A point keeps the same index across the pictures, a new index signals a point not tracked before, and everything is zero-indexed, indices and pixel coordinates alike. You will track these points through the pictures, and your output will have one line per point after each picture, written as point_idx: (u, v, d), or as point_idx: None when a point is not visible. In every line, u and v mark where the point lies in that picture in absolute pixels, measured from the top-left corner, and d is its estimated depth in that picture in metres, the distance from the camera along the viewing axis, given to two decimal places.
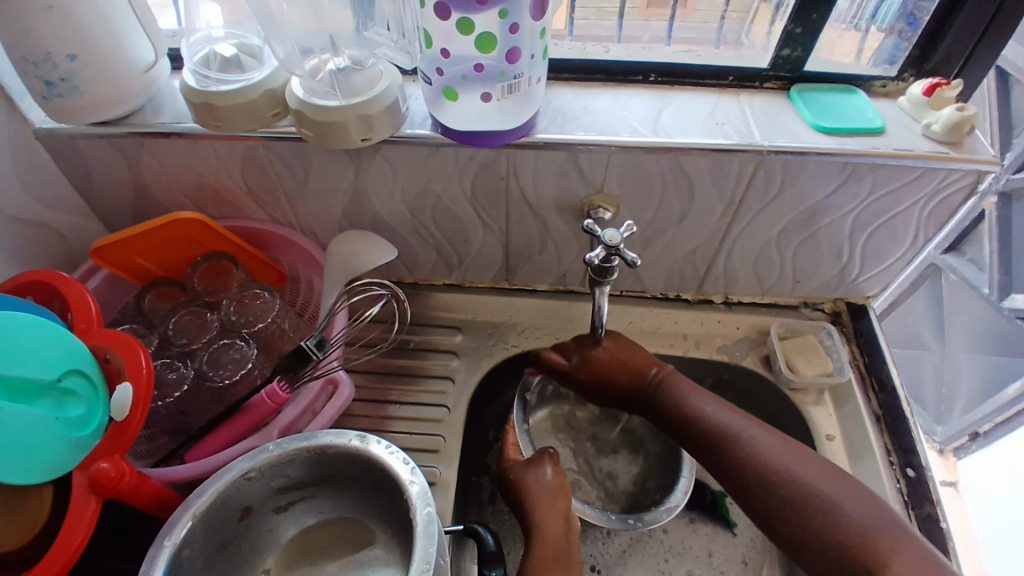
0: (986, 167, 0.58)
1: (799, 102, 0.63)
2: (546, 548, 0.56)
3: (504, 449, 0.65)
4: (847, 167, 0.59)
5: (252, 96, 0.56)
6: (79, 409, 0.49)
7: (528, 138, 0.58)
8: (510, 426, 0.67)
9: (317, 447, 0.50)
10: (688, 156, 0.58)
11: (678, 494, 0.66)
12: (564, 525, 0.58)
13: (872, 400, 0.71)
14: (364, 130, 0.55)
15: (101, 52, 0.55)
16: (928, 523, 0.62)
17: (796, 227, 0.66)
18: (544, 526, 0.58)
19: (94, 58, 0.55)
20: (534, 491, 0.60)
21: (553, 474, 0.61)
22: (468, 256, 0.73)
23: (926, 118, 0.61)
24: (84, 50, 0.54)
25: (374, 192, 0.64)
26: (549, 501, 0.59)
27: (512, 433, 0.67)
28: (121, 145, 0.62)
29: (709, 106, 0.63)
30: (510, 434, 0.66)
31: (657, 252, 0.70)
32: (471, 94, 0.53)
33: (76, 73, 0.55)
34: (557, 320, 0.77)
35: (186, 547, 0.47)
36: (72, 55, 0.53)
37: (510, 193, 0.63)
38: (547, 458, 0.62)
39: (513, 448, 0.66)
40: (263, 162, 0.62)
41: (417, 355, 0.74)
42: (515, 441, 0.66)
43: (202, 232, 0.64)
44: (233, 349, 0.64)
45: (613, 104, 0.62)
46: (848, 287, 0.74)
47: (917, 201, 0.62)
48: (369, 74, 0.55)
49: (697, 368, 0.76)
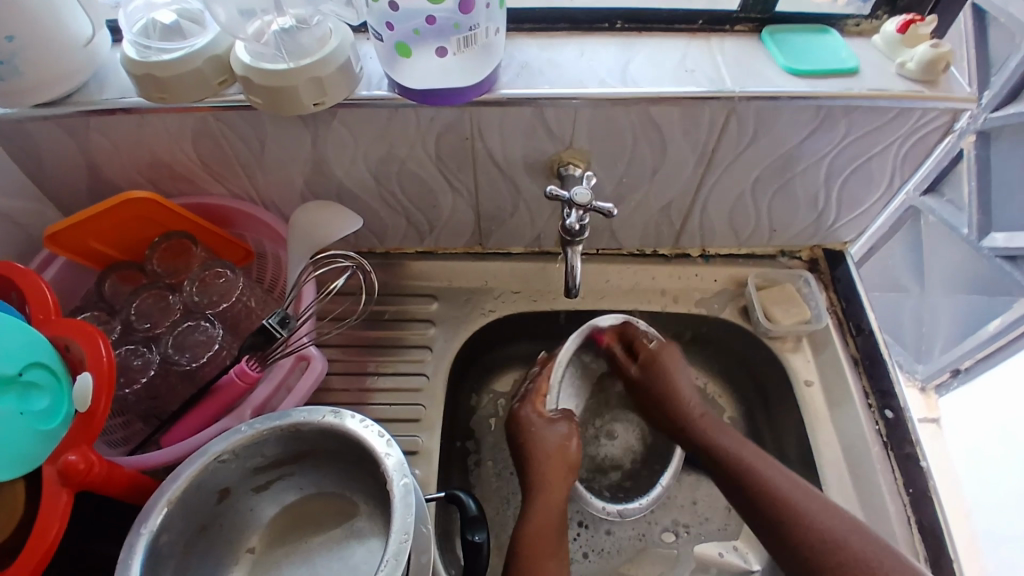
0: (961, 105, 0.57)
1: (772, 45, 0.60)
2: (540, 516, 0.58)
3: (533, 395, 0.65)
4: (820, 111, 0.57)
5: (196, 63, 0.52)
6: (44, 402, 0.47)
7: (491, 95, 0.55)
8: (547, 373, 0.67)
9: (291, 425, 0.49)
10: (659, 106, 0.56)
11: (659, 489, 0.66)
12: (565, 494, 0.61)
13: (850, 345, 0.71)
14: (316, 94, 0.52)
15: (40, 27, 0.51)
16: (907, 463, 0.64)
17: (771, 175, 0.64)
18: (549, 494, 0.60)
19: (34, 38, 0.51)
20: (542, 447, 0.63)
21: (566, 432, 0.64)
22: (439, 222, 0.71)
23: (900, 56, 0.59)
24: (21, 28, 0.50)
25: (335, 158, 0.61)
26: (552, 461, 0.62)
27: (542, 381, 0.66)
28: (68, 125, 0.58)
29: (678, 53, 0.60)
30: (545, 382, 0.66)
31: (631, 209, 0.69)
32: (425, 49, 0.51)
33: (17, 54, 0.51)
34: (534, 282, 0.75)
35: (165, 531, 0.46)
36: (9, 35, 0.49)
37: (476, 153, 0.61)
38: (565, 419, 0.65)
39: (542, 399, 0.65)
40: (215, 133, 0.59)
41: (392, 325, 0.72)
42: (545, 390, 0.66)
43: (157, 212, 0.61)
44: (199, 331, 0.62)
45: (579, 55, 0.60)
46: (826, 234, 0.74)
47: (893, 142, 0.61)
48: (315, 32, 0.52)
49: (676, 323, 0.76)
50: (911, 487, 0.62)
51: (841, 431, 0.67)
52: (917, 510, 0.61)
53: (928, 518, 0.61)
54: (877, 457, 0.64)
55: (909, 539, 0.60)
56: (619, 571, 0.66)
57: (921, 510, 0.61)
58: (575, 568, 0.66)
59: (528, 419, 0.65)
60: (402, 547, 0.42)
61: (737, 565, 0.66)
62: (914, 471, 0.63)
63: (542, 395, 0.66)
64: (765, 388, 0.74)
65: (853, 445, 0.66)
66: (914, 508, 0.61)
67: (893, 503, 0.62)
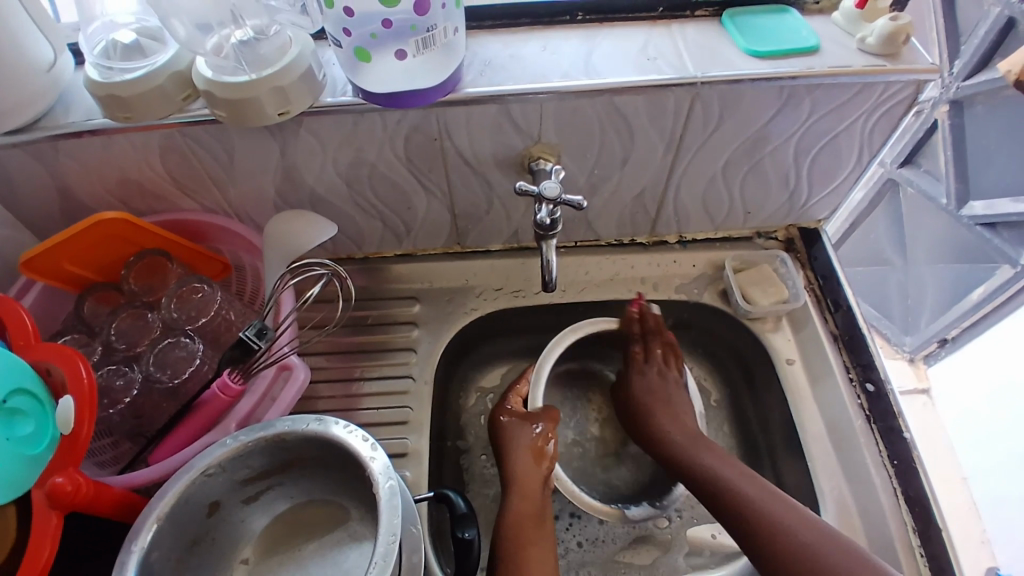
0: (924, 77, 0.57)
1: (733, 28, 0.60)
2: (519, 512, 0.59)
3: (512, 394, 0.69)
4: (784, 91, 0.58)
5: (158, 81, 0.52)
6: (29, 427, 0.47)
7: (456, 94, 0.55)
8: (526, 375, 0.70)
9: (275, 435, 0.50)
10: (623, 96, 0.56)
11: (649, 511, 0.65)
12: (537, 502, 0.60)
13: (829, 322, 0.72)
14: (279, 104, 0.52)
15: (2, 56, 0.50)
16: (891, 435, 0.64)
17: (741, 157, 0.65)
18: (516, 504, 0.60)
19: None
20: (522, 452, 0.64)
21: (539, 431, 0.65)
22: (416, 224, 0.71)
23: (861, 31, 0.59)
24: None
25: (305, 166, 0.61)
26: (524, 455, 0.63)
27: (522, 383, 0.70)
28: (34, 150, 0.58)
29: (640, 41, 0.60)
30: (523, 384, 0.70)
31: (605, 198, 0.69)
32: (385, 53, 0.51)
33: None
34: (515, 278, 0.76)
35: (155, 549, 0.46)
36: None
37: (446, 153, 0.61)
38: (542, 416, 0.66)
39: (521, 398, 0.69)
40: (183, 149, 0.59)
41: (376, 330, 0.73)
42: (524, 392, 0.69)
43: (130, 231, 0.61)
44: (180, 347, 0.63)
45: (541, 49, 0.60)
46: (800, 213, 0.75)
47: (859, 118, 0.61)
48: (275, 42, 0.52)
49: (658, 310, 0.76)
50: (896, 458, 0.63)
51: (824, 406, 0.68)
52: (903, 480, 0.62)
53: (915, 489, 0.62)
54: (860, 431, 0.65)
55: (897, 512, 0.61)
56: (616, 559, 0.67)
57: (908, 481, 0.62)
58: (571, 557, 0.67)
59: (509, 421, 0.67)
60: (390, 549, 0.42)
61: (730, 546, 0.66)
62: (898, 442, 0.64)
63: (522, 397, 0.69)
64: (749, 369, 0.74)
65: (837, 419, 0.67)
66: (901, 479, 0.62)
67: (879, 476, 0.62)
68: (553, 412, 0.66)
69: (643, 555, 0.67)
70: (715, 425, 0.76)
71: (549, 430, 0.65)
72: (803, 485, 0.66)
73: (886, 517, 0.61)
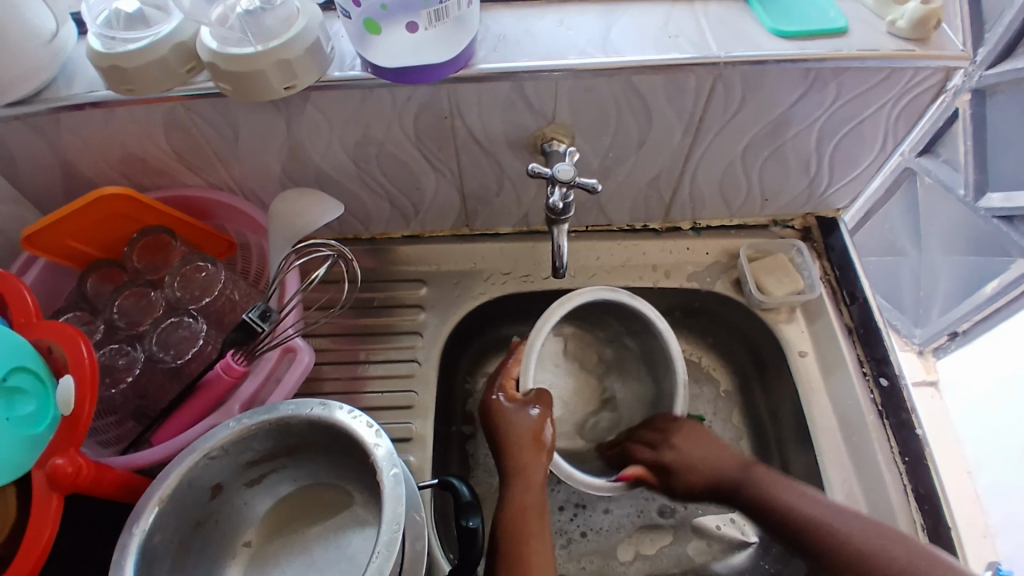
0: (954, 63, 0.55)
1: (758, 6, 0.58)
2: (523, 493, 0.56)
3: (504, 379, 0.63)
4: (809, 73, 0.55)
5: (161, 52, 0.50)
6: (29, 406, 0.46)
7: (467, 70, 0.53)
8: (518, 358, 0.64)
9: (279, 419, 0.49)
10: (641, 76, 0.54)
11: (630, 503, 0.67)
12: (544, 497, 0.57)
13: (844, 314, 0.70)
14: (285, 78, 0.50)
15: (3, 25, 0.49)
16: (903, 431, 0.63)
17: (761, 141, 0.63)
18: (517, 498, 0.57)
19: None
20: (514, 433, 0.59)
21: (536, 414, 0.60)
22: (424, 205, 0.69)
23: (891, 13, 0.56)
24: None
25: (312, 144, 0.60)
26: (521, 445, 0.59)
27: (514, 365, 0.64)
28: (36, 124, 0.56)
29: (661, 18, 0.58)
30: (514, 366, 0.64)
31: (619, 183, 0.67)
32: (395, 25, 0.49)
33: None
34: (524, 262, 0.74)
35: (158, 531, 0.45)
36: None
37: (456, 133, 0.59)
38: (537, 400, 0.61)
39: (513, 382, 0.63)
40: (186, 124, 0.57)
41: (382, 312, 0.71)
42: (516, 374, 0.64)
43: (131, 207, 0.60)
44: (183, 327, 0.62)
45: (557, 24, 0.58)
46: (818, 201, 0.73)
47: (885, 104, 0.59)
48: (281, 13, 0.49)
49: (668, 298, 0.75)
50: (907, 454, 0.62)
51: (836, 399, 0.67)
52: (914, 477, 0.61)
53: (925, 485, 0.61)
54: (872, 426, 0.64)
55: (907, 508, 0.60)
56: (619, 550, 0.67)
57: (918, 478, 0.61)
58: (574, 547, 0.67)
59: (499, 404, 0.61)
60: (394, 538, 0.41)
61: (736, 537, 0.67)
62: (910, 439, 0.63)
63: (514, 380, 0.63)
64: (760, 359, 0.73)
65: (848, 413, 0.65)
66: (911, 474, 0.61)
67: (889, 471, 0.62)
68: (545, 395, 0.62)
69: (645, 545, 0.67)
70: (723, 415, 0.75)
71: (546, 413, 0.60)
72: (812, 478, 0.65)
73: (895, 514, 0.60)
